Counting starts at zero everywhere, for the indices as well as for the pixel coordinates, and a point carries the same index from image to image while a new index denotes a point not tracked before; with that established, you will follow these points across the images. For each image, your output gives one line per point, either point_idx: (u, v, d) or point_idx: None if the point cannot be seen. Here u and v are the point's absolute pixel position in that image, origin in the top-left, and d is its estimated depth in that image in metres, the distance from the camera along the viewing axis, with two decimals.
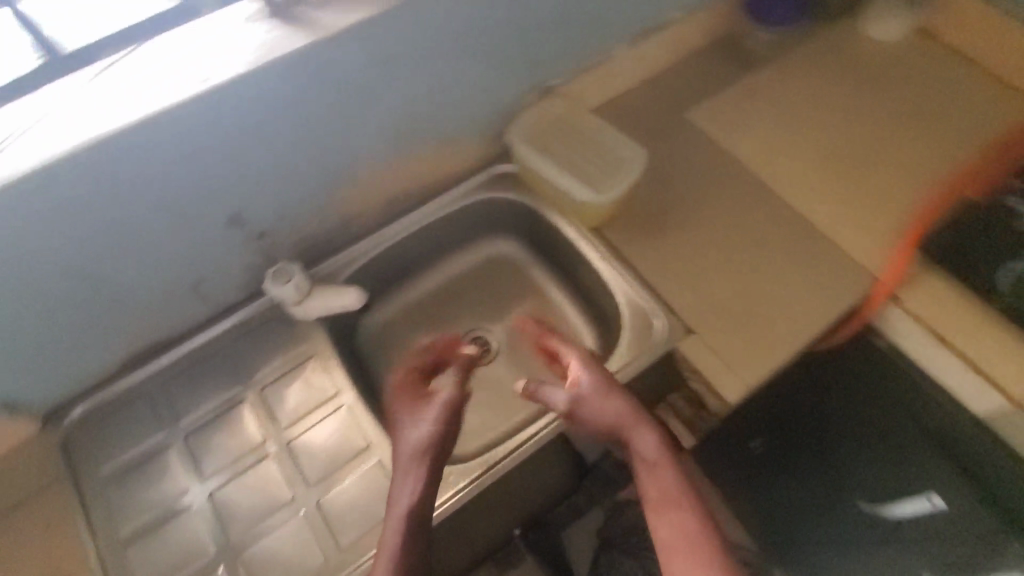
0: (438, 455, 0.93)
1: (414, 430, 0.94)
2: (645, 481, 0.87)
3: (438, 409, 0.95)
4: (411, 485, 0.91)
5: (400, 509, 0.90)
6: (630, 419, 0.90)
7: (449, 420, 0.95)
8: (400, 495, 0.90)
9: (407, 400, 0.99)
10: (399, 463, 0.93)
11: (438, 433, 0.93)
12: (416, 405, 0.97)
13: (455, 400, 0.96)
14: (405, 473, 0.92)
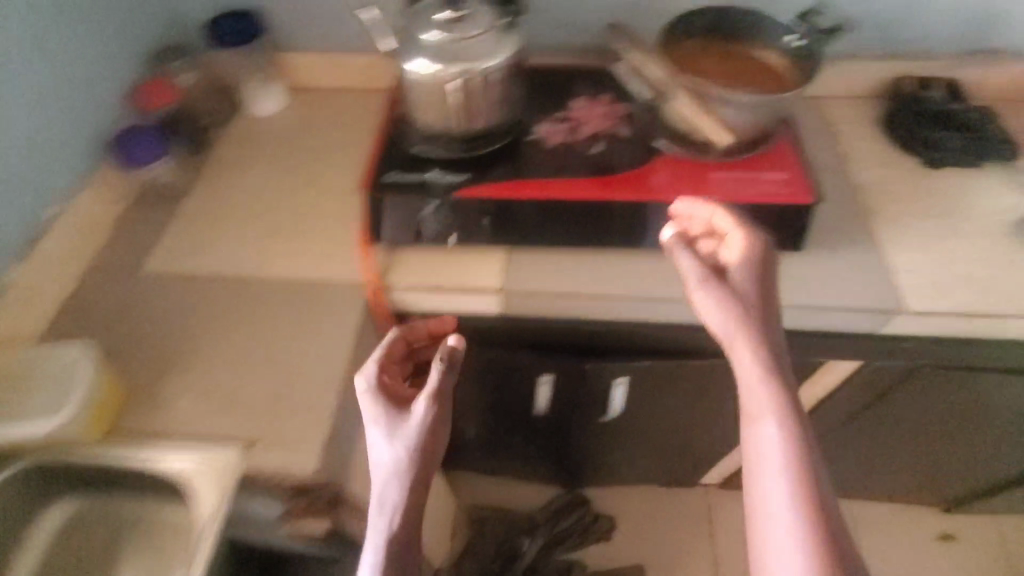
0: (774, 352, 0.68)
1: (718, 322, 0.71)
2: (777, 418, 0.64)
3: (739, 292, 0.72)
4: (764, 434, 0.64)
5: (750, 448, 0.64)
6: (756, 319, 0.70)
7: (766, 317, 0.71)
8: (758, 448, 0.63)
9: (381, 398, 0.74)
10: (748, 410, 0.66)
11: (761, 318, 0.70)
12: (715, 290, 0.72)
13: (766, 262, 0.73)
14: (758, 431, 0.64)
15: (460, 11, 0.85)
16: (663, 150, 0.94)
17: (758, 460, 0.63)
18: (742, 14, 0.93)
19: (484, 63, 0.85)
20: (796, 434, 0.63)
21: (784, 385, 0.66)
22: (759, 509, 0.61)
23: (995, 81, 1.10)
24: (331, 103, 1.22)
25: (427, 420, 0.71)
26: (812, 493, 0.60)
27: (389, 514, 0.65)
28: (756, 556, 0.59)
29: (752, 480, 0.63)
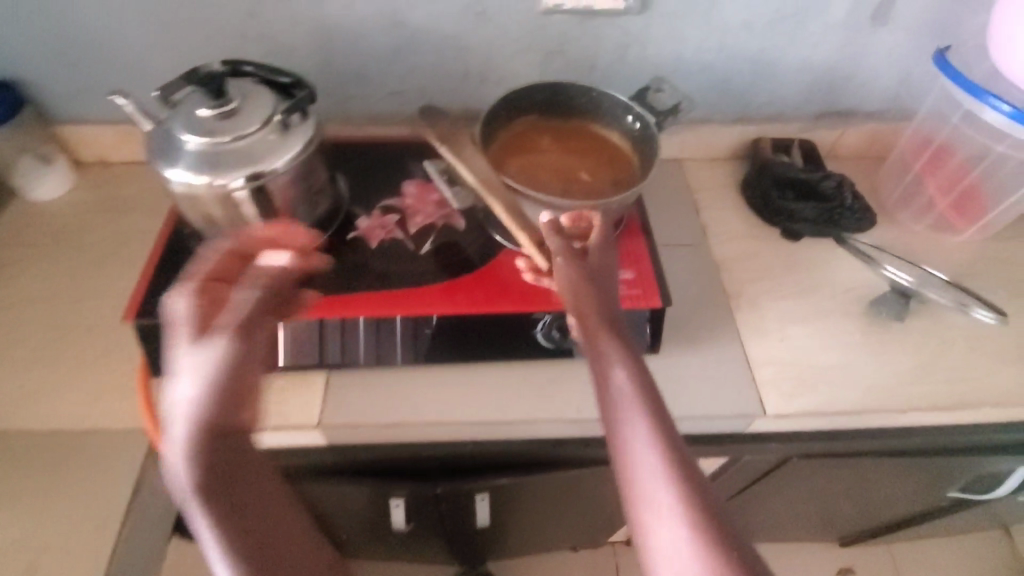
0: (621, 330, 0.60)
1: (575, 295, 0.63)
2: (625, 414, 0.53)
3: (591, 262, 0.66)
4: (619, 385, 0.55)
5: (611, 401, 0.54)
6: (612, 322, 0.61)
7: (607, 293, 0.64)
8: (621, 430, 0.52)
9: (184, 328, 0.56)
10: (612, 402, 0.54)
11: (607, 304, 0.63)
12: (574, 260, 0.66)
13: (607, 241, 0.69)
14: (612, 376, 0.55)
15: (229, 106, 0.67)
16: (502, 246, 0.83)
17: (618, 396, 0.54)
18: (579, 91, 0.83)
19: (267, 170, 0.67)
20: (655, 409, 0.53)
21: (638, 360, 0.57)
22: (628, 470, 0.50)
23: (849, 139, 1.07)
24: (123, 189, 1.00)
25: (199, 420, 0.52)
26: (674, 466, 0.50)
27: (171, 454, 0.51)
28: (643, 546, 0.48)
29: (632, 473, 0.50)
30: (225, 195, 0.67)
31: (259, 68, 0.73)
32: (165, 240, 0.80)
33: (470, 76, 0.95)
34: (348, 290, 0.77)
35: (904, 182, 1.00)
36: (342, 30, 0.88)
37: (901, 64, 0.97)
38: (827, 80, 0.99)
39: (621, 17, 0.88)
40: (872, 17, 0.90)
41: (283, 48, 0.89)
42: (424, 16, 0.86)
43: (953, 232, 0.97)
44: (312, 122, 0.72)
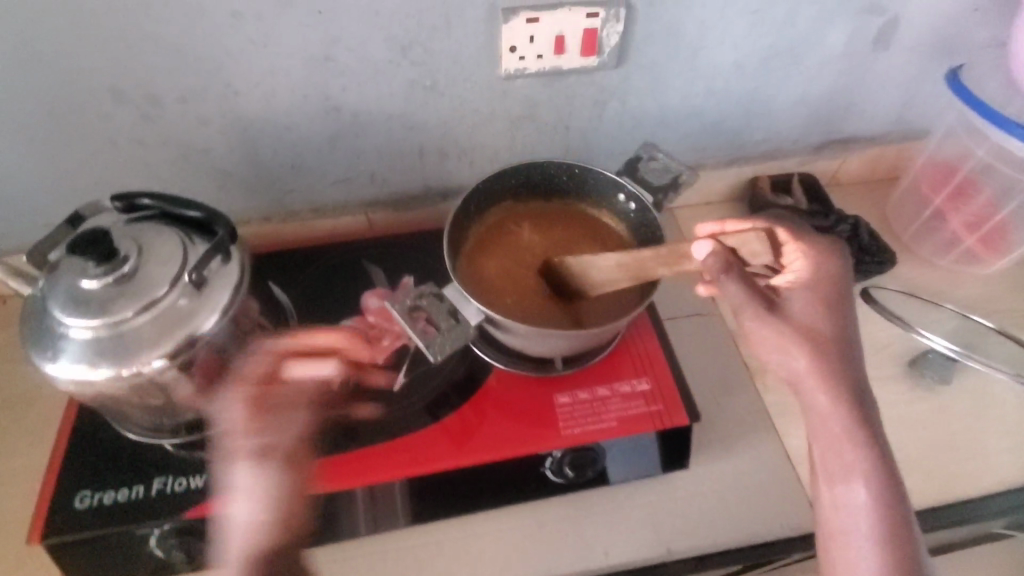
0: (870, 417, 0.56)
1: (789, 367, 0.58)
2: (825, 438, 0.56)
3: (795, 321, 0.59)
4: (845, 479, 0.55)
5: (834, 503, 0.56)
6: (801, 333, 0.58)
7: (851, 362, 0.58)
8: (841, 537, 0.55)
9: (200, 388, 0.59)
10: (828, 442, 0.56)
11: (853, 385, 0.57)
12: (771, 321, 0.58)
13: (828, 287, 0.61)
14: (844, 479, 0.56)
15: (123, 269, 0.51)
16: (491, 365, 0.70)
17: (847, 498, 0.55)
18: (559, 168, 0.70)
19: (184, 347, 0.52)
20: (892, 518, 0.54)
21: (880, 461, 0.55)
22: (839, 560, 0.54)
23: (851, 166, 0.97)
24: None
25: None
26: (890, 499, 0.54)
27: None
28: (832, 534, 0.56)
29: (844, 502, 0.55)
30: (136, 383, 0.52)
31: (162, 199, 0.57)
32: (76, 418, 0.65)
33: (427, 153, 0.80)
34: (310, 457, 0.63)
35: (922, 213, 0.90)
36: (267, 121, 0.71)
37: (904, 88, 0.87)
38: (826, 111, 0.88)
39: (597, 72, 0.74)
40: (873, 43, 0.79)
41: (196, 150, 0.72)
42: (365, 97, 0.71)
43: (981, 264, 0.88)
44: (237, 266, 0.57)
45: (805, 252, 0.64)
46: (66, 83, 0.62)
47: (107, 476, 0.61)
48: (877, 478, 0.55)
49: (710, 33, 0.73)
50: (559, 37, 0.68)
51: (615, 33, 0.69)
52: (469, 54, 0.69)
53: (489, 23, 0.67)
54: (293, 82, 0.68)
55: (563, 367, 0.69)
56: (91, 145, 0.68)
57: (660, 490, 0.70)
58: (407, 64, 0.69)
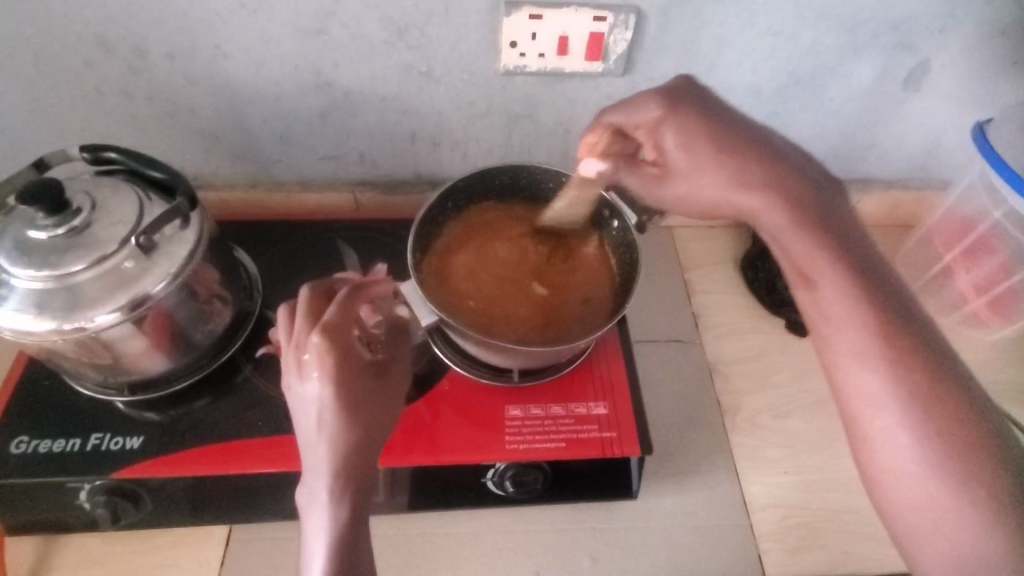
0: (838, 245, 0.49)
1: (764, 226, 0.52)
2: (824, 310, 0.48)
3: (687, 181, 0.55)
4: (846, 348, 0.47)
5: (856, 400, 0.47)
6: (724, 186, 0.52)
7: (778, 184, 0.52)
8: (882, 431, 0.46)
9: (157, 335, 0.58)
10: (816, 322, 0.49)
11: (793, 205, 0.51)
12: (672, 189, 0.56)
13: (687, 120, 0.54)
14: (849, 367, 0.47)
15: (72, 223, 0.50)
16: (447, 367, 0.68)
17: (863, 382, 0.46)
18: (546, 174, 0.68)
19: (125, 309, 0.51)
20: (919, 386, 0.45)
21: (875, 300, 0.47)
22: (887, 462, 0.45)
23: (865, 208, 0.92)
24: None
25: (338, 525, 0.46)
26: (907, 369, 0.45)
27: (310, 539, 0.47)
28: (858, 438, 0.47)
29: (847, 390, 0.47)
30: (76, 340, 0.51)
31: (128, 155, 0.56)
32: (27, 368, 0.65)
33: (419, 140, 0.78)
34: (248, 434, 0.62)
35: (931, 268, 0.85)
36: (256, 87, 0.70)
37: (931, 133, 0.81)
38: (845, 147, 0.83)
39: (601, 79, 0.71)
40: (902, 82, 0.74)
41: (183, 108, 0.71)
42: (358, 75, 0.69)
43: (985, 329, 0.83)
44: (194, 233, 0.55)
45: (645, 105, 0.56)
46: (54, 26, 0.62)
47: (47, 424, 0.61)
48: (896, 344, 0.46)
49: (726, 51, 0.69)
50: (562, 38, 0.65)
51: (622, 40, 0.66)
52: (467, 45, 0.67)
53: (491, 15, 0.64)
54: (284, 52, 0.66)
55: (520, 379, 0.66)
56: (78, 90, 0.68)
57: (604, 517, 0.68)
58: (403, 47, 0.67)
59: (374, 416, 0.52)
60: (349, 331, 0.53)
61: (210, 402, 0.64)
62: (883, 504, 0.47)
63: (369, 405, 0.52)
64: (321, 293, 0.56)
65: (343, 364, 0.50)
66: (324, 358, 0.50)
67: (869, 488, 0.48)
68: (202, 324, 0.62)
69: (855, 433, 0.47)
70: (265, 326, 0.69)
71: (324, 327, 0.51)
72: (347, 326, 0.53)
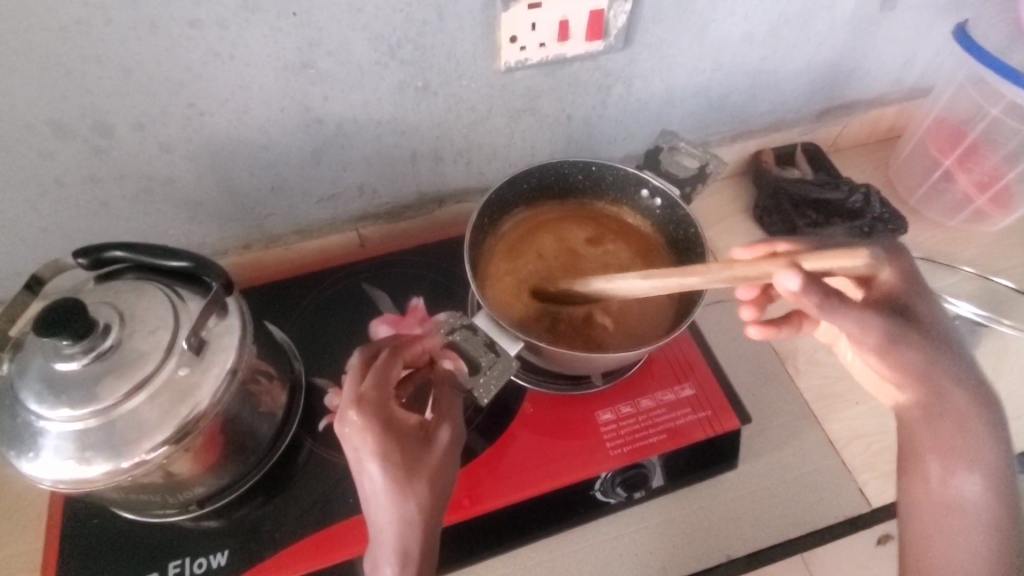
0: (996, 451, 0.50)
1: (930, 390, 0.52)
2: (943, 481, 0.51)
3: (916, 334, 0.51)
4: (965, 487, 0.50)
5: (948, 548, 0.49)
6: (919, 365, 0.51)
7: (947, 363, 0.52)
8: (944, 485, 0.51)
9: (201, 452, 0.51)
10: (952, 496, 0.50)
11: (971, 425, 0.51)
12: (884, 341, 0.51)
13: (911, 286, 0.53)
14: (964, 480, 0.50)
15: (102, 344, 0.44)
16: (522, 388, 0.65)
17: (965, 495, 0.50)
18: (575, 167, 0.65)
19: (193, 424, 0.45)
20: (998, 511, 0.50)
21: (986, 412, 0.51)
22: (946, 514, 0.50)
23: (850, 131, 0.94)
24: None
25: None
26: (1000, 527, 0.49)
27: None
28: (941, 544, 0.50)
29: (944, 492, 0.50)
30: (140, 473, 0.45)
31: (136, 249, 0.49)
32: (67, 506, 0.57)
33: (420, 159, 0.73)
34: (342, 514, 0.57)
35: (930, 175, 0.88)
36: (241, 140, 0.62)
37: (907, 48, 0.84)
38: (829, 76, 0.84)
39: (601, 57, 0.68)
40: (880, 2, 0.75)
41: (160, 180, 0.63)
42: (350, 106, 0.63)
43: (990, 222, 0.87)
44: (238, 318, 0.49)
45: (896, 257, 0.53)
46: None
47: (113, 566, 0.54)
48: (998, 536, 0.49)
49: (720, 5, 0.68)
50: (563, 22, 0.61)
51: (622, 12, 0.63)
52: (464, 48, 0.62)
53: (486, 12, 0.59)
54: (267, 96, 0.59)
55: (603, 382, 0.64)
56: (35, 188, 0.59)
57: (709, 495, 0.67)
58: (397, 65, 0.61)
59: (434, 485, 0.45)
60: (390, 399, 0.47)
61: (290, 487, 0.59)
62: None
63: (423, 470, 0.45)
64: (370, 353, 0.50)
65: (387, 438, 0.44)
66: (364, 434, 0.44)
67: None
68: (259, 414, 0.56)
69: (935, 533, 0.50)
70: (317, 394, 0.64)
71: (357, 403, 0.45)
72: (387, 395, 0.46)
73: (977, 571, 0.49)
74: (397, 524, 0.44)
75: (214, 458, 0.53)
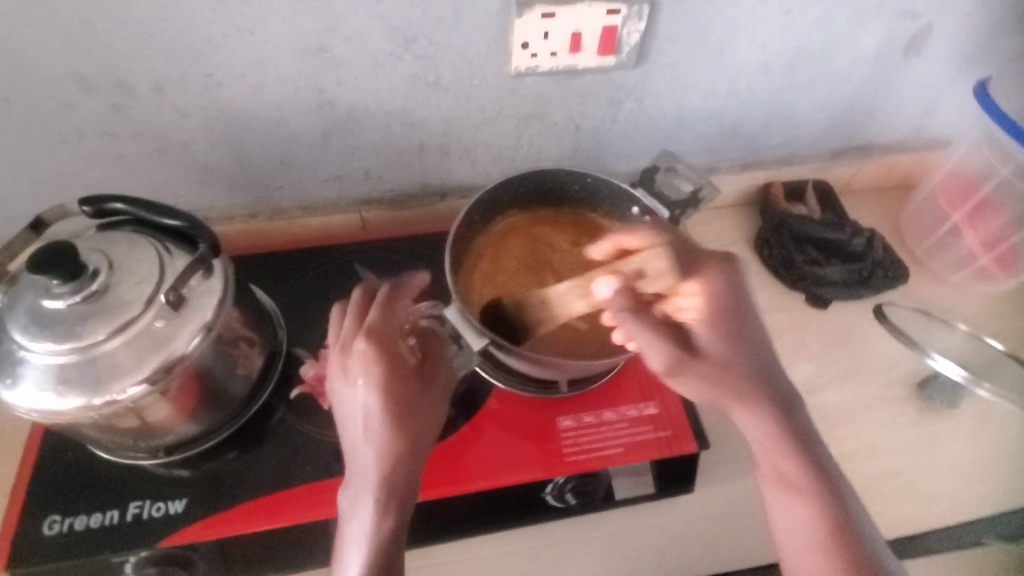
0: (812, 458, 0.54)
1: (751, 416, 0.55)
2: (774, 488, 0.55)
3: (715, 357, 0.55)
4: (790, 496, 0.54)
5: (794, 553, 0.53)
6: (726, 391, 0.54)
7: (757, 384, 0.54)
8: (775, 498, 0.55)
9: (181, 396, 0.54)
10: (781, 504, 0.55)
11: (785, 434, 0.54)
12: (686, 358, 0.55)
13: (724, 312, 0.55)
14: (790, 493, 0.54)
15: (90, 287, 0.47)
16: (492, 385, 0.67)
17: (789, 505, 0.54)
18: (570, 176, 0.66)
19: (164, 372, 0.47)
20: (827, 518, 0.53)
21: (797, 442, 0.54)
22: (781, 519, 0.55)
23: (866, 174, 0.93)
24: None
25: (375, 524, 0.47)
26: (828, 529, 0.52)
27: (352, 539, 0.47)
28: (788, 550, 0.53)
29: (776, 504, 0.55)
30: (111, 412, 0.48)
31: (136, 204, 0.52)
32: (46, 438, 0.60)
33: (427, 152, 0.74)
34: (299, 480, 0.60)
35: (938, 228, 0.87)
36: (254, 113, 0.65)
37: (930, 98, 0.83)
38: (847, 116, 0.84)
39: (613, 72, 0.69)
40: (904, 50, 0.75)
41: (175, 142, 0.66)
42: (362, 92, 0.65)
43: (993, 282, 0.85)
44: (220, 280, 0.52)
45: (699, 280, 0.56)
46: (26, 67, 0.56)
47: (78, 499, 0.57)
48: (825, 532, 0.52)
49: (737, 34, 0.68)
50: (575, 34, 0.62)
51: (635, 31, 0.64)
52: (477, 49, 0.63)
53: (502, 16, 0.61)
54: (282, 74, 0.62)
55: (569, 389, 0.66)
56: (57, 134, 0.62)
57: (664, 515, 0.68)
58: (410, 58, 0.63)
59: (421, 417, 0.52)
60: (393, 336, 0.53)
61: (255, 448, 0.61)
62: None
63: (418, 401, 0.52)
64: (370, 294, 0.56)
65: (389, 366, 0.51)
66: (370, 361, 0.51)
67: None
68: (234, 374, 0.59)
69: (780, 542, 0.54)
70: (296, 364, 0.67)
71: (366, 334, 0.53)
72: (391, 332, 0.53)
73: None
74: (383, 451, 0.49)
75: (187, 408, 0.56)
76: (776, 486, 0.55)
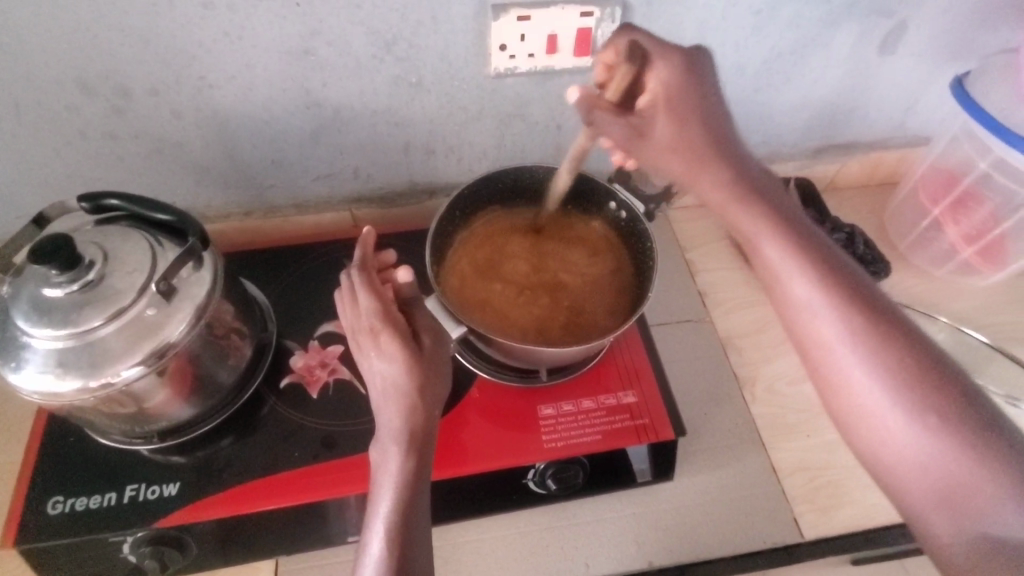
0: (794, 243, 0.49)
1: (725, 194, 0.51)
2: (785, 283, 0.48)
3: (656, 143, 0.54)
4: (810, 299, 0.47)
5: (838, 374, 0.46)
6: (686, 161, 0.53)
7: (725, 157, 0.52)
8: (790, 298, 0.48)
9: (179, 378, 0.56)
10: (798, 313, 0.48)
11: (748, 188, 0.51)
12: (639, 144, 0.56)
13: (676, 100, 0.53)
14: (805, 295, 0.47)
15: (86, 277, 0.50)
16: (475, 374, 0.69)
17: (797, 308, 0.48)
18: (547, 173, 0.68)
19: (156, 356, 0.50)
20: (843, 296, 0.47)
21: (757, 210, 0.50)
22: (841, 382, 0.46)
23: (849, 170, 0.94)
24: None
25: (403, 480, 0.48)
26: (856, 314, 0.46)
27: (381, 496, 0.48)
28: (828, 371, 0.47)
29: (804, 321, 0.48)
30: (105, 395, 0.50)
31: (131, 201, 0.55)
32: (50, 421, 0.63)
33: (413, 150, 0.77)
34: (287, 466, 0.62)
35: (919, 223, 0.89)
36: (245, 115, 0.68)
37: (909, 92, 0.84)
38: (827, 113, 0.85)
39: (590, 72, 0.71)
40: (878, 46, 0.76)
41: (171, 143, 0.69)
42: (348, 93, 0.68)
43: (978, 276, 0.86)
44: (209, 272, 0.55)
45: (662, 62, 0.54)
46: (31, 75, 0.60)
47: (80, 481, 0.60)
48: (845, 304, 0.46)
49: (710, 34, 0.70)
50: (551, 36, 0.65)
51: (609, 33, 0.66)
52: (456, 51, 0.66)
53: (478, 20, 0.64)
54: (271, 76, 0.65)
55: (548, 378, 0.68)
56: (60, 138, 0.66)
57: (644, 502, 0.69)
58: (392, 60, 0.66)
59: (434, 380, 0.52)
60: (391, 315, 0.52)
61: (243, 437, 0.64)
62: (854, 437, 0.47)
63: (431, 366, 0.52)
64: (368, 272, 0.54)
65: (397, 343, 0.51)
66: (384, 333, 0.51)
67: (857, 428, 0.46)
68: (223, 363, 0.61)
69: (820, 357, 0.47)
70: (286, 356, 0.69)
71: (377, 305, 0.52)
72: (391, 312, 0.52)
73: (862, 382, 0.45)
74: (403, 413, 0.50)
75: (180, 393, 0.58)
76: (779, 304, 0.49)
